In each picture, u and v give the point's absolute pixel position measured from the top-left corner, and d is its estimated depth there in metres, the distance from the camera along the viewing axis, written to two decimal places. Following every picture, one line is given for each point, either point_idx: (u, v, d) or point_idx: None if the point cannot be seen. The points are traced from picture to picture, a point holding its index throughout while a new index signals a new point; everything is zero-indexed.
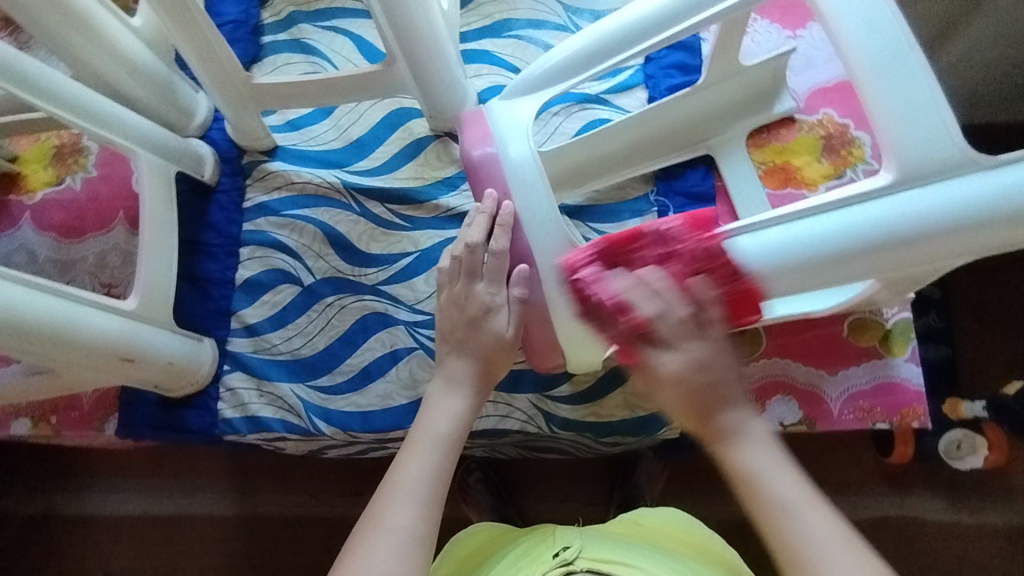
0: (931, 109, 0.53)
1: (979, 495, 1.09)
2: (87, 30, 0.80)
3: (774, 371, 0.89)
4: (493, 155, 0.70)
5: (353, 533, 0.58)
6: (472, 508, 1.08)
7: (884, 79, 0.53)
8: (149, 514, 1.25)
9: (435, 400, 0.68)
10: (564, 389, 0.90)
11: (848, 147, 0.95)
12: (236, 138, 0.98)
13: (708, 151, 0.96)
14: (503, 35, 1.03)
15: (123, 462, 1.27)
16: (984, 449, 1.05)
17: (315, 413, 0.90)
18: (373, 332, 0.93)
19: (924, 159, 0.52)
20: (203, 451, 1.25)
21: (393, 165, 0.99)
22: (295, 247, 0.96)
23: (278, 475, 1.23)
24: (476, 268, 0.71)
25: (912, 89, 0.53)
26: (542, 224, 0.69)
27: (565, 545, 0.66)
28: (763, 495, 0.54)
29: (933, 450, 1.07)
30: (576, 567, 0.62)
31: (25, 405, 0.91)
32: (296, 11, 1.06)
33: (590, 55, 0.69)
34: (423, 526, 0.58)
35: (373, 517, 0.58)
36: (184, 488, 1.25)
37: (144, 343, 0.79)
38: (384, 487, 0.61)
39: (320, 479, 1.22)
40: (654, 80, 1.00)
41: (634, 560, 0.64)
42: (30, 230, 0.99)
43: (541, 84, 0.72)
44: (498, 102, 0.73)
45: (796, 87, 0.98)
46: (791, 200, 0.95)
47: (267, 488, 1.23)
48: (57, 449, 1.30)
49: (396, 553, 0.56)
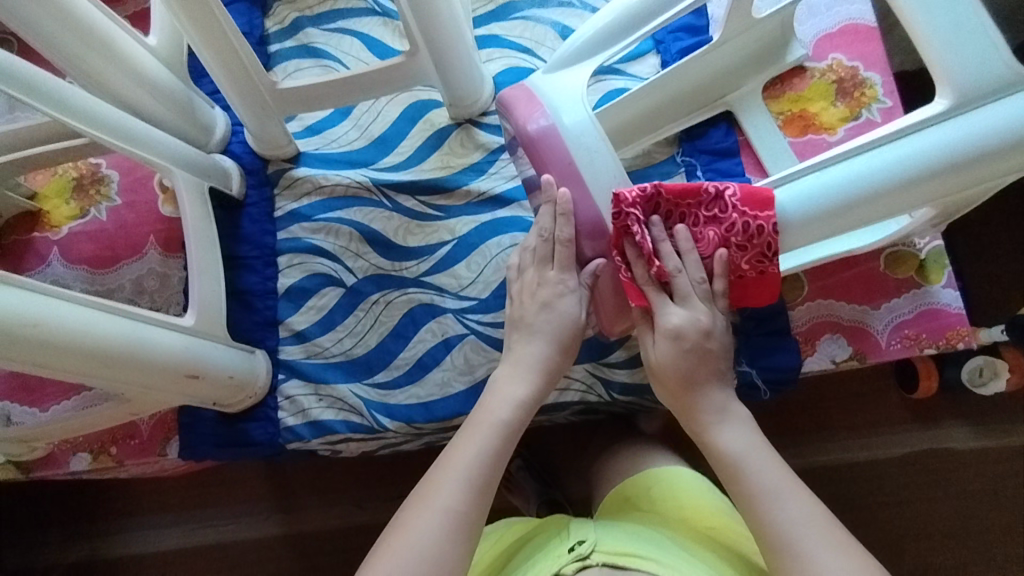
0: (976, 34, 0.57)
1: (1004, 417, 1.11)
2: (111, 53, 0.80)
3: (820, 313, 0.91)
4: (550, 127, 0.70)
5: (402, 508, 0.63)
6: (518, 496, 1.05)
7: (933, 7, 0.57)
8: (194, 545, 1.19)
9: (502, 387, 0.72)
10: (618, 355, 0.91)
11: (860, 88, 0.98)
12: (259, 148, 0.98)
13: (727, 108, 0.98)
14: (509, 17, 1.04)
15: (158, 496, 1.21)
16: (1006, 372, 1.03)
17: (377, 410, 0.91)
18: (422, 323, 0.94)
19: (979, 81, 0.57)
20: (240, 471, 1.20)
21: (418, 157, 1.00)
22: (333, 250, 0.96)
23: (318, 487, 1.18)
24: (549, 254, 0.75)
25: (961, 14, 0.57)
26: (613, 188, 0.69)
27: (580, 539, 0.68)
28: (736, 470, 0.65)
29: (955, 380, 1.06)
30: (593, 562, 0.64)
31: (82, 440, 0.90)
32: (300, 17, 1.07)
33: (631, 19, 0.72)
34: (469, 508, 0.62)
35: (423, 495, 0.63)
36: (226, 512, 1.19)
37: (207, 358, 0.79)
38: (439, 466, 0.65)
39: (361, 485, 1.17)
40: (664, 45, 1.01)
41: (653, 552, 0.65)
42: (59, 264, 0.95)
43: (583, 55, 0.73)
44: (540, 78, 0.74)
45: (802, 37, 1.01)
46: (813, 145, 0.97)
47: (312, 500, 1.18)
48: (82, 492, 1.22)
49: (442, 531, 0.60)
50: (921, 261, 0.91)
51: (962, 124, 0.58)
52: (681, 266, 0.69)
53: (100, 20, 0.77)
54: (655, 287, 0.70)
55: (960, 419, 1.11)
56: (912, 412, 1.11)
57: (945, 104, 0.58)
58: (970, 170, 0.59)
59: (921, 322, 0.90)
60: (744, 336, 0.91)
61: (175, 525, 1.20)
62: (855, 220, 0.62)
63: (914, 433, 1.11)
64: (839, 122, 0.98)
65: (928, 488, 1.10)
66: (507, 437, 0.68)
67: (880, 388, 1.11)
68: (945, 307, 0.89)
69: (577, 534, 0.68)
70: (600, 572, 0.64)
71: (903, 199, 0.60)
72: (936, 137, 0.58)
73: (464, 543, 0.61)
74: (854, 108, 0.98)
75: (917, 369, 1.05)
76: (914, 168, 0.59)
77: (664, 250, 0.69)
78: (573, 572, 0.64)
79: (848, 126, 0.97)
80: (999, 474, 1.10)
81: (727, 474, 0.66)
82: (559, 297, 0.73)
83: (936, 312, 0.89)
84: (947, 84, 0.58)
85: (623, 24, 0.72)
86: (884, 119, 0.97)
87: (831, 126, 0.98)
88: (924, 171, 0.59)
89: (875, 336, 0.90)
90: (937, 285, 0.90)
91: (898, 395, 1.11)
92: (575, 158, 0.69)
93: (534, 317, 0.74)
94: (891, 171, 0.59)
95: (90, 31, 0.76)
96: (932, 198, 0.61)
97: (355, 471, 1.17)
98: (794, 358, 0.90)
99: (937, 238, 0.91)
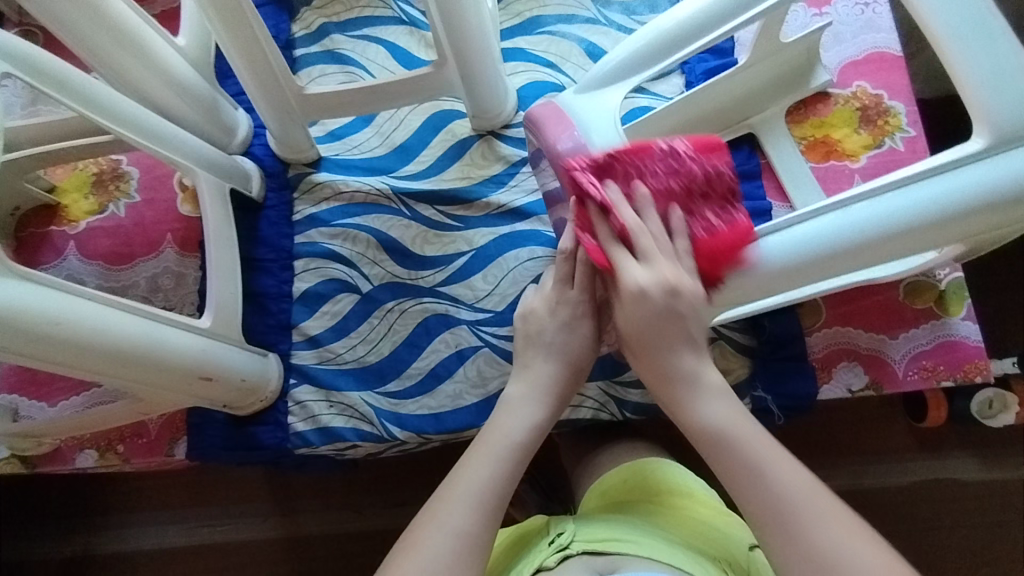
0: (1015, 76, 0.59)
1: (1013, 451, 1.09)
2: (140, 51, 0.80)
3: (837, 339, 0.91)
4: (581, 147, 0.69)
5: (411, 525, 0.62)
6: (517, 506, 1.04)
7: (974, 47, 0.59)
8: (191, 545, 1.18)
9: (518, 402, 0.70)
10: (633, 374, 0.91)
11: (884, 117, 0.99)
12: (281, 152, 0.99)
13: (750, 130, 0.98)
14: (536, 32, 1.05)
15: (156, 494, 1.20)
16: (1017, 406, 1.01)
17: (387, 419, 0.90)
18: (436, 333, 0.93)
19: (1015, 123, 0.58)
20: (240, 474, 1.18)
21: (440, 167, 1.00)
22: (350, 256, 0.96)
23: (318, 491, 1.17)
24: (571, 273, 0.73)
25: (998, 57, 0.59)
26: None
27: (560, 530, 0.68)
28: (729, 448, 0.60)
29: (966, 412, 1.04)
30: (574, 551, 0.65)
31: (89, 436, 0.90)
32: (327, 23, 1.07)
33: (669, 40, 0.72)
34: (476, 527, 0.61)
35: (430, 511, 0.62)
36: (225, 513, 1.18)
37: (221, 361, 0.79)
38: (446, 486, 0.64)
39: (362, 492, 1.16)
40: (689, 66, 1.02)
41: (630, 532, 0.66)
42: (76, 259, 0.97)
43: (612, 78, 0.73)
44: (571, 95, 0.74)
45: (827, 63, 1.01)
46: (835, 172, 0.97)
47: (311, 505, 1.17)
48: (80, 485, 1.21)
49: (448, 554, 0.59)
50: (940, 292, 0.90)
51: (993, 164, 0.59)
52: (657, 259, 0.62)
53: (131, 19, 0.78)
54: (617, 244, 0.63)
55: (968, 451, 1.10)
56: (922, 443, 1.10)
57: (981, 143, 0.59)
58: (999, 214, 0.59)
59: (938, 353, 0.89)
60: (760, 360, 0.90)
61: (173, 522, 1.19)
62: (880, 255, 0.61)
63: (923, 464, 1.09)
64: (862, 150, 0.98)
65: (932, 518, 1.09)
66: (522, 460, 0.67)
67: (888, 417, 1.10)
68: (963, 340, 0.89)
69: (555, 526, 0.69)
70: (583, 560, 0.64)
71: (931, 237, 0.60)
72: (969, 176, 0.59)
73: (470, 562, 0.60)
74: (877, 136, 0.98)
75: (927, 399, 1.04)
76: (946, 204, 0.59)
77: (635, 231, 0.63)
78: (557, 563, 0.65)
79: (870, 154, 0.97)
80: (1000, 510, 1.09)
81: (707, 444, 0.61)
82: (578, 317, 0.73)
83: (954, 344, 0.89)
84: (984, 124, 0.59)
85: (650, 50, 0.73)
86: (907, 148, 0.98)
87: (854, 153, 0.98)
88: (955, 210, 0.59)
89: (893, 365, 0.90)
90: (956, 318, 0.89)
91: (906, 423, 1.10)
92: None
93: (552, 334, 0.72)
94: (925, 204, 0.59)
95: (120, 29, 0.76)
96: (956, 239, 0.61)
97: (357, 477, 1.17)
98: (810, 385, 0.89)
99: (957, 270, 0.90)
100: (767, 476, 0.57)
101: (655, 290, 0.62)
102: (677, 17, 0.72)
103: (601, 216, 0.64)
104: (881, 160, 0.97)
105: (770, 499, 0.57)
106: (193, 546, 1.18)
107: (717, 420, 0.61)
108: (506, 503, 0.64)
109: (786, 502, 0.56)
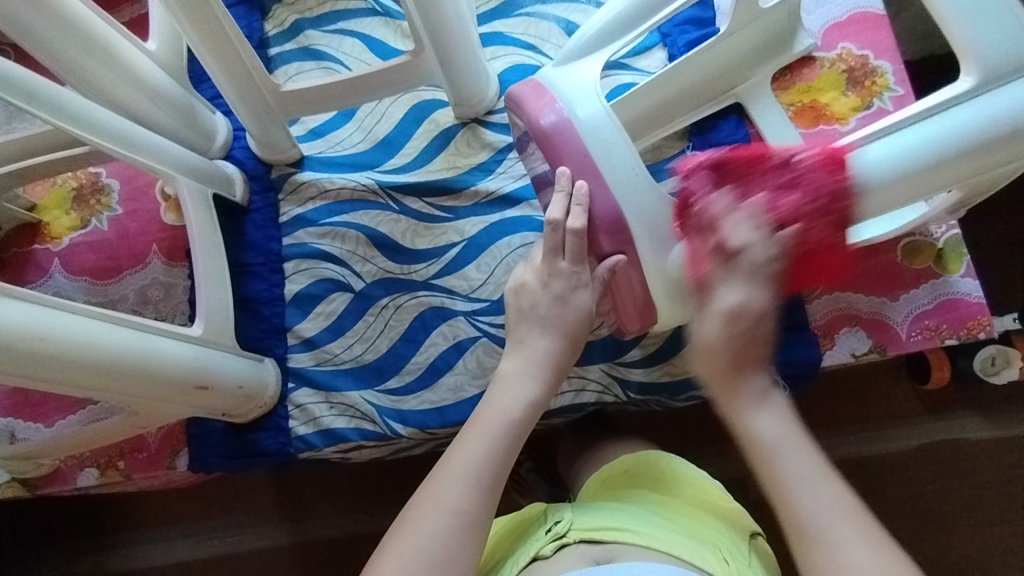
0: (1000, 10, 0.58)
1: (1018, 407, 1.09)
2: (110, 58, 0.78)
3: (837, 305, 0.90)
4: (565, 120, 0.68)
5: (405, 509, 0.61)
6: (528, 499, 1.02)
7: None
8: (202, 557, 1.17)
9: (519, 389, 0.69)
10: (634, 353, 0.90)
11: (871, 77, 0.97)
12: (263, 153, 0.97)
13: (737, 99, 0.95)
14: (513, 14, 1.03)
15: (163, 508, 1.19)
16: (1019, 361, 1.01)
17: (390, 416, 0.89)
18: (433, 327, 0.92)
19: (1003, 57, 0.57)
20: (246, 482, 1.17)
21: (425, 158, 0.99)
22: (340, 254, 0.95)
23: (325, 494, 1.16)
24: (559, 244, 0.72)
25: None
26: (628, 179, 0.67)
27: (557, 518, 0.67)
28: (778, 457, 0.58)
29: (969, 370, 1.04)
30: (570, 539, 0.65)
31: (88, 455, 0.88)
32: (300, 19, 1.05)
33: (644, 5, 0.71)
34: (476, 505, 0.60)
35: (426, 493, 0.61)
36: (233, 522, 1.17)
37: (216, 369, 0.77)
38: (439, 466, 0.63)
39: (370, 492, 1.15)
40: (671, 38, 1.00)
41: (630, 520, 0.65)
42: (62, 276, 0.95)
43: (593, 47, 0.72)
44: (551, 71, 0.72)
45: (811, 26, 1.00)
46: (825, 137, 0.96)
47: (319, 509, 1.16)
48: (86, 504, 1.20)
49: (450, 535, 0.58)
50: (938, 250, 0.89)
51: (987, 100, 0.58)
52: (752, 238, 0.63)
53: (99, 26, 0.75)
54: (716, 262, 0.64)
55: (974, 410, 1.09)
56: (927, 405, 1.09)
57: (972, 81, 0.58)
58: (1000, 150, 0.58)
59: (940, 312, 0.88)
60: None
61: (182, 536, 1.18)
62: (880, 206, 0.62)
63: (929, 426, 1.09)
64: (851, 112, 0.96)
65: (940, 479, 1.09)
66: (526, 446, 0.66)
67: (892, 381, 1.09)
68: (965, 297, 0.88)
69: (554, 514, 0.69)
70: (579, 549, 0.64)
71: (933, 179, 0.60)
72: (960, 118, 0.58)
73: (472, 546, 0.59)
74: (865, 98, 0.97)
75: (929, 360, 1.03)
76: (942, 147, 0.58)
77: (728, 224, 0.64)
78: (554, 551, 0.64)
79: (859, 116, 0.96)
80: (1007, 466, 1.08)
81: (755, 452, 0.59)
82: (572, 292, 0.72)
83: (955, 302, 0.88)
84: (972, 62, 0.58)
85: (625, 19, 0.72)
86: (896, 107, 0.96)
87: (843, 116, 0.97)
88: (953, 152, 0.58)
89: (895, 327, 0.89)
90: (956, 275, 0.89)
91: (910, 385, 1.09)
92: (592, 150, 0.68)
93: (546, 309, 0.72)
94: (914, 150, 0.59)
95: (88, 36, 0.74)
96: (959, 181, 0.61)
97: (364, 478, 1.16)
98: (813, 353, 0.88)
99: (954, 227, 0.90)
100: (827, 521, 0.53)
101: (742, 313, 0.63)
102: None
103: (697, 231, 0.66)
104: (870, 122, 0.96)
105: (819, 529, 0.53)
106: (203, 560, 1.17)
107: (772, 432, 0.59)
108: (503, 480, 0.63)
109: (829, 526, 0.53)
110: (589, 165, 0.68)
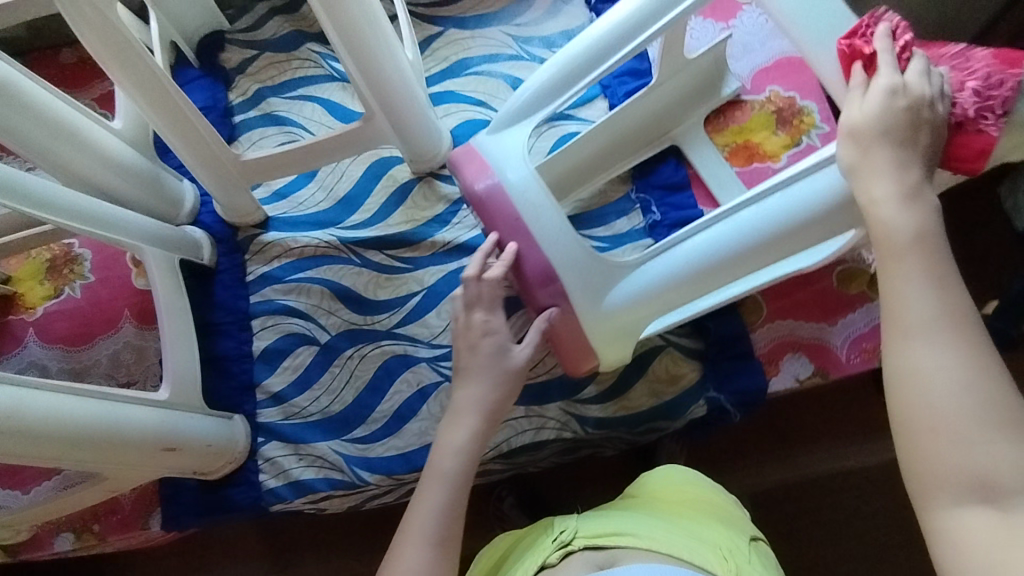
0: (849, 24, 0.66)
1: None
2: (76, 141, 0.82)
3: (781, 333, 0.94)
4: (497, 185, 0.74)
5: None
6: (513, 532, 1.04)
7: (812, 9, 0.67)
8: None
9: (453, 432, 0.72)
10: (590, 390, 0.93)
11: (799, 116, 1.04)
12: (228, 217, 1.02)
13: (673, 143, 1.02)
14: (463, 73, 1.10)
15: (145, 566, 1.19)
16: None
17: (357, 464, 0.92)
18: (397, 374, 0.95)
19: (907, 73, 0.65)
20: (227, 535, 1.18)
21: (384, 213, 1.03)
22: (306, 309, 0.99)
23: (308, 543, 1.17)
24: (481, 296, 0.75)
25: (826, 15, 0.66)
26: (557, 237, 0.73)
27: (563, 528, 0.70)
28: (912, 293, 0.50)
29: None
30: (575, 547, 0.67)
31: (64, 519, 0.90)
32: (262, 87, 1.11)
33: (577, 63, 0.74)
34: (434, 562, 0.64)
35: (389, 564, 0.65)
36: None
37: (184, 430, 0.80)
38: (401, 531, 0.67)
39: (351, 538, 1.17)
40: (611, 89, 1.07)
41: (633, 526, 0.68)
42: (37, 345, 0.99)
43: (524, 113, 0.76)
44: (487, 135, 0.77)
45: (739, 72, 1.07)
46: (759, 174, 1.02)
47: (303, 558, 1.17)
48: (69, 566, 1.21)
49: None
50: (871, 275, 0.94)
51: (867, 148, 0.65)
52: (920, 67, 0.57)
53: (65, 112, 0.81)
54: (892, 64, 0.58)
55: None
56: None
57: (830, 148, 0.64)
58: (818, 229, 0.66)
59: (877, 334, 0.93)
60: (710, 362, 0.93)
61: None
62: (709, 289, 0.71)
63: None
64: (782, 150, 1.02)
65: None
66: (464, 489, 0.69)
67: None
68: None
69: (559, 523, 0.71)
70: (584, 556, 0.66)
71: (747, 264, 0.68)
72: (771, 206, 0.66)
73: None
74: (795, 135, 1.03)
75: None
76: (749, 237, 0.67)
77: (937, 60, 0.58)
78: (560, 559, 0.67)
79: (790, 153, 1.02)
80: None
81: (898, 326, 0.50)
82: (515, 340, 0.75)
83: None
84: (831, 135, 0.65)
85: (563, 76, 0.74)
86: (824, 143, 1.02)
87: (775, 154, 1.02)
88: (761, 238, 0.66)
89: (835, 351, 0.93)
90: None
91: None
92: (522, 212, 0.73)
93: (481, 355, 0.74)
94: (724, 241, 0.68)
95: (54, 123, 0.79)
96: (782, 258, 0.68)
97: (343, 524, 1.17)
98: (759, 380, 0.93)
99: None
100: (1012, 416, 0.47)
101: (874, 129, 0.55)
102: (585, 41, 0.74)
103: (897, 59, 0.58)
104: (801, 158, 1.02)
105: (936, 419, 0.47)
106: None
107: (913, 264, 0.50)
108: (459, 529, 0.67)
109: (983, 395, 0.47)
110: (523, 224, 0.73)
